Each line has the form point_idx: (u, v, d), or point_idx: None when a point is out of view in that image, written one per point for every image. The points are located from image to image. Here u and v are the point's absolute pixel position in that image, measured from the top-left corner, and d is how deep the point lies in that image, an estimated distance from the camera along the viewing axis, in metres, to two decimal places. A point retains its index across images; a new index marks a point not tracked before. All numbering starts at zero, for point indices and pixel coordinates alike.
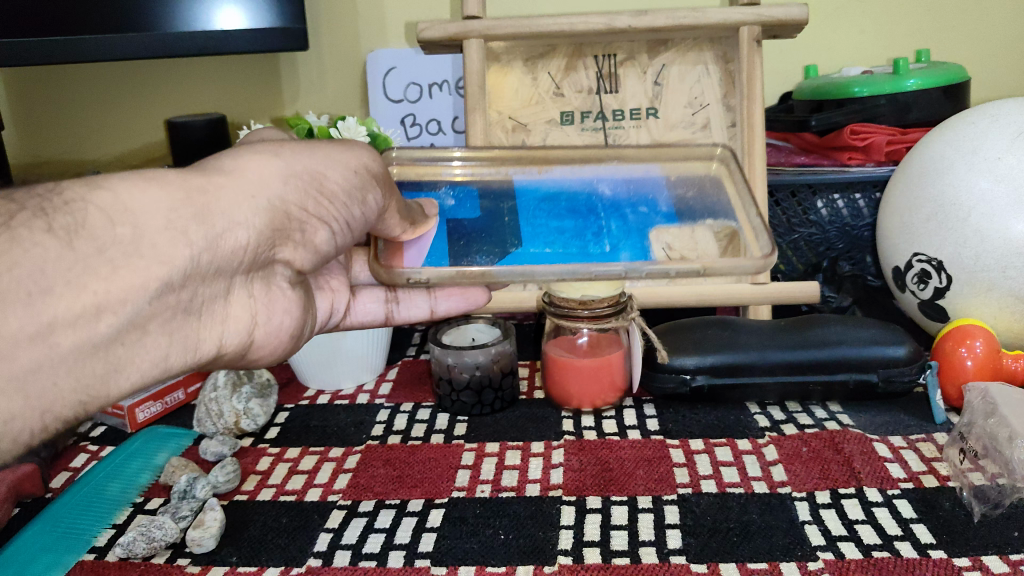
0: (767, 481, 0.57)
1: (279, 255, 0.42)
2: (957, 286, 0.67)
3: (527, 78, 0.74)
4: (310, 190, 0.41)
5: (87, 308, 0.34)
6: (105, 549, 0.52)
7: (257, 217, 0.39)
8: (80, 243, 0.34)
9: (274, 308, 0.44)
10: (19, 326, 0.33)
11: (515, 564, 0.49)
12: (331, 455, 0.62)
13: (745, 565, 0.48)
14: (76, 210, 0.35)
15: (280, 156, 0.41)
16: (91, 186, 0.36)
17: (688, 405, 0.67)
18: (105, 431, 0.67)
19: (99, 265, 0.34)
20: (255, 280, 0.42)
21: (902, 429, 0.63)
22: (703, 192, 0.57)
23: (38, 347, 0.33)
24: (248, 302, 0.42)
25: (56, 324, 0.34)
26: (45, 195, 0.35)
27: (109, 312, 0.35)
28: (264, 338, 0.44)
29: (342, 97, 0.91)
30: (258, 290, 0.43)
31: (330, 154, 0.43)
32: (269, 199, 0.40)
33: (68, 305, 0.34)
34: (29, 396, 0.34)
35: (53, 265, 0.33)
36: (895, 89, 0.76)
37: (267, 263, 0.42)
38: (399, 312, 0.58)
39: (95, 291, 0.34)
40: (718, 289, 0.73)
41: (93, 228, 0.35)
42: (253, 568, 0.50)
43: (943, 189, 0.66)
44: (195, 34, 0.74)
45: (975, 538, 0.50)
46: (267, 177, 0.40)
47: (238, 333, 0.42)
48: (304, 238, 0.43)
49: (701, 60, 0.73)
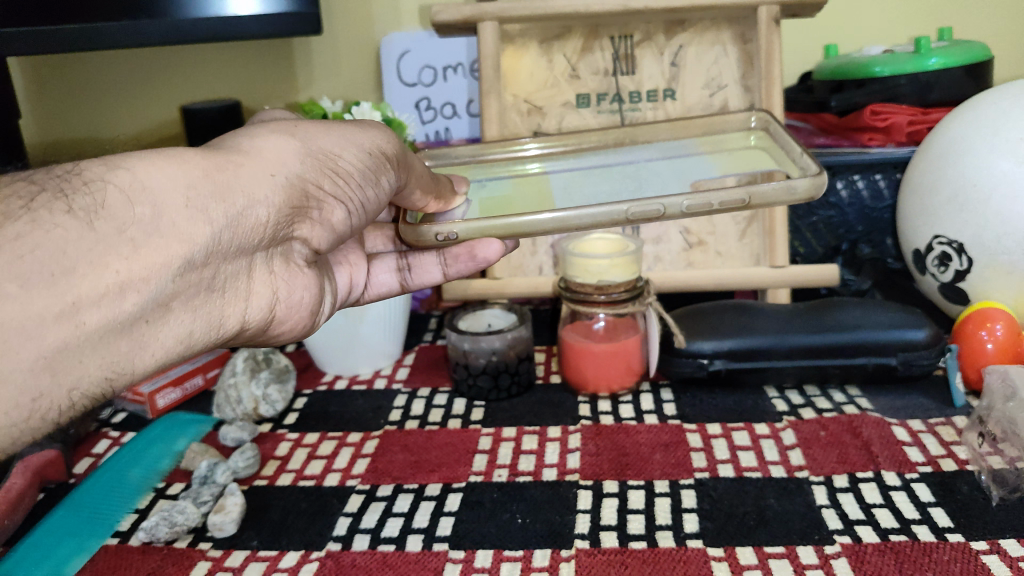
0: (785, 465, 0.57)
1: (298, 234, 0.41)
2: (978, 269, 0.66)
3: (542, 61, 0.73)
4: (325, 168, 0.41)
5: (110, 287, 0.33)
6: (128, 535, 0.53)
7: (276, 195, 0.38)
8: (100, 224, 0.33)
9: (293, 285, 0.43)
10: (44, 306, 0.32)
11: (533, 547, 0.49)
12: (350, 440, 0.63)
13: (762, 549, 0.48)
14: (97, 190, 0.33)
15: (296, 136, 0.40)
16: (110, 166, 0.34)
17: (706, 389, 0.67)
18: (127, 417, 0.68)
19: (120, 244, 0.33)
20: (277, 257, 0.41)
21: (921, 412, 0.62)
22: (744, 155, 0.56)
23: (64, 326, 0.32)
24: (268, 278, 0.41)
25: (80, 304, 0.32)
26: (64, 175, 0.34)
27: (133, 290, 0.34)
28: (285, 314, 0.43)
29: (357, 82, 0.91)
30: (278, 267, 0.41)
31: (343, 134, 0.42)
32: (289, 176, 0.39)
33: (92, 286, 0.33)
34: (56, 373, 0.33)
35: (74, 246, 0.32)
36: (917, 68, 0.74)
37: (287, 241, 0.41)
38: (412, 279, 0.55)
39: (118, 270, 0.33)
40: (737, 274, 0.72)
41: (113, 210, 0.33)
42: (274, 552, 0.50)
43: (964, 170, 0.65)
44: (210, 19, 0.74)
45: (992, 521, 0.49)
46: (284, 156, 0.39)
47: (261, 308, 0.41)
48: (322, 216, 0.42)
49: (718, 40, 0.72)
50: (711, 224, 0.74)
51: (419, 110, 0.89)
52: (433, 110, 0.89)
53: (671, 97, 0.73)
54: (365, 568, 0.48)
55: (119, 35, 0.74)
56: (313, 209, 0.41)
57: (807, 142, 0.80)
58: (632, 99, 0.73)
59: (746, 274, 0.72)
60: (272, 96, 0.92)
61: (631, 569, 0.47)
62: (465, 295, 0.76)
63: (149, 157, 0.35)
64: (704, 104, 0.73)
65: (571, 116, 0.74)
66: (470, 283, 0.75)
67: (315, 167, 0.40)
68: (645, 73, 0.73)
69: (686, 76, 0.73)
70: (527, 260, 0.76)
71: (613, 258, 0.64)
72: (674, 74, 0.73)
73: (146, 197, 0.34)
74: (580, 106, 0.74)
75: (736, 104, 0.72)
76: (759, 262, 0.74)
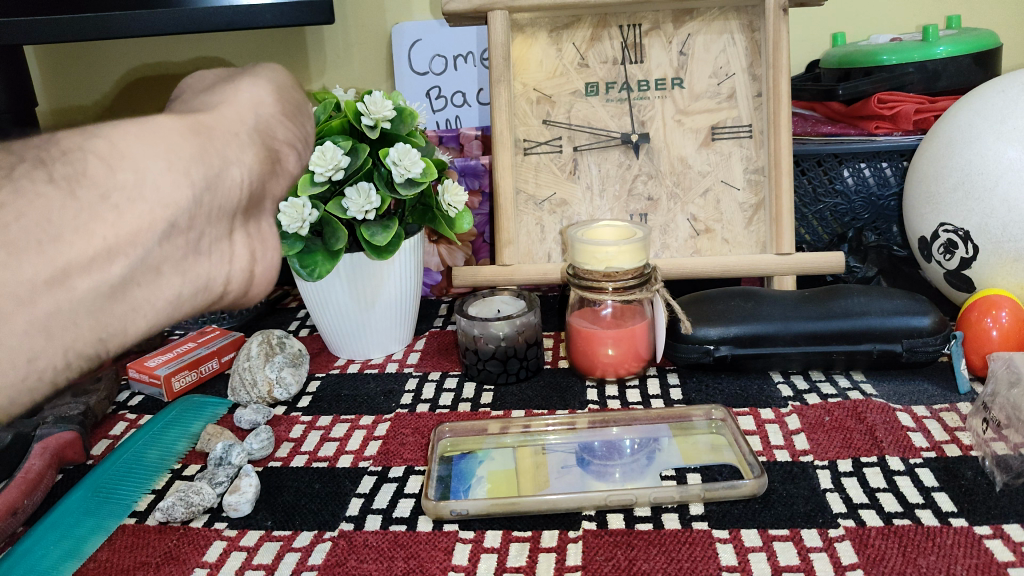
0: (789, 450, 0.58)
1: (266, 191, 0.39)
2: (984, 257, 0.67)
3: (552, 49, 0.74)
4: (278, 112, 0.39)
5: (99, 252, 0.30)
6: (145, 515, 0.54)
7: (245, 154, 0.36)
8: (83, 192, 0.30)
9: (265, 244, 0.40)
10: (32, 273, 0.28)
11: (540, 529, 0.50)
12: (362, 423, 0.64)
13: (767, 531, 0.49)
14: (76, 160, 0.30)
15: (236, 96, 0.38)
16: (87, 135, 0.32)
17: (712, 374, 0.68)
18: (143, 400, 0.69)
19: (105, 210, 0.30)
20: (252, 215, 0.39)
21: (926, 398, 0.63)
22: None
23: (56, 292, 0.29)
24: (243, 239, 0.38)
25: (71, 269, 0.29)
26: (41, 145, 0.31)
27: (121, 253, 0.31)
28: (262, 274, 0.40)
29: (369, 72, 0.92)
30: (248, 229, 0.39)
31: (247, 83, 0.39)
32: (249, 133, 0.37)
33: (81, 249, 0.29)
34: (53, 333, 0.30)
35: (58, 213, 0.29)
36: (924, 56, 0.76)
37: (257, 201, 0.39)
38: None
39: (105, 236, 0.30)
40: (743, 261, 0.73)
41: (95, 177, 0.30)
42: (288, 532, 0.51)
43: (971, 158, 0.66)
44: (222, 9, 0.76)
45: (995, 506, 0.50)
46: (240, 113, 0.37)
47: (243, 271, 0.38)
48: (282, 168, 0.39)
49: (726, 29, 0.72)
50: (718, 212, 0.75)
51: (430, 98, 0.90)
52: (444, 98, 0.90)
53: (678, 86, 0.74)
54: (377, 548, 0.49)
55: (131, 25, 0.76)
56: (280, 159, 0.39)
57: (813, 130, 0.79)
58: (641, 88, 0.74)
59: (753, 261, 0.72)
60: None
61: (637, 549, 0.48)
62: (475, 282, 0.76)
63: (123, 127, 0.32)
64: (712, 92, 0.73)
65: (581, 105, 0.75)
66: (479, 269, 0.76)
67: (270, 117, 0.39)
68: (654, 62, 0.74)
69: (693, 65, 0.73)
70: (536, 247, 0.76)
71: (621, 245, 0.64)
72: (682, 63, 0.73)
73: (127, 161, 0.31)
74: (589, 95, 0.75)
75: (743, 92, 0.73)
76: (765, 249, 0.74)
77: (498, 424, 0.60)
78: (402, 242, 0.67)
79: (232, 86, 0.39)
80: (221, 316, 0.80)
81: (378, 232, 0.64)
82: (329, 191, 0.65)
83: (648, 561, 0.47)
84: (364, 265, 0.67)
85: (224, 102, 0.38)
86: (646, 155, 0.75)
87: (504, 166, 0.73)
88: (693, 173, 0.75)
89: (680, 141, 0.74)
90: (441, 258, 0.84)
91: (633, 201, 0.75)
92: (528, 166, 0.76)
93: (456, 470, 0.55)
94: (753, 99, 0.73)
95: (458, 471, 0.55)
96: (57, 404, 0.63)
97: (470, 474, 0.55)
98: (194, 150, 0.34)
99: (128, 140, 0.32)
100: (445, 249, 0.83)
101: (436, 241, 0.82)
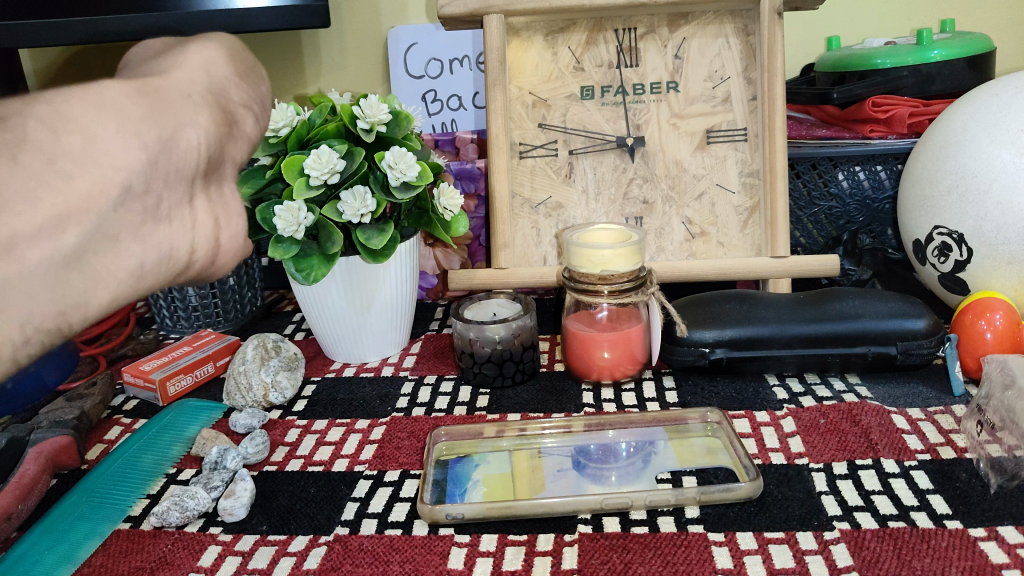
0: (785, 452, 0.58)
1: (228, 156, 0.38)
2: (978, 260, 0.67)
3: (548, 53, 0.74)
4: (233, 76, 0.38)
5: (49, 219, 0.29)
6: (140, 519, 0.54)
7: (203, 114, 0.35)
8: (25, 156, 0.28)
9: (234, 213, 0.40)
10: None
11: (536, 532, 0.50)
12: (357, 427, 0.64)
13: (762, 534, 0.49)
14: (16, 126, 0.29)
15: (182, 59, 0.37)
16: (28, 101, 0.30)
17: (707, 377, 0.68)
18: (138, 404, 0.69)
19: (53, 175, 0.29)
20: (216, 179, 0.38)
21: (921, 401, 0.63)
22: None
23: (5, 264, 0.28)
24: (209, 207, 0.38)
25: (17, 239, 0.28)
26: None
27: (73, 222, 0.30)
28: (230, 242, 0.40)
29: (364, 76, 0.93)
30: (215, 195, 0.39)
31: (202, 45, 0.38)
32: (204, 92, 0.36)
33: (29, 219, 0.28)
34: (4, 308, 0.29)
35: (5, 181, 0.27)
36: (918, 60, 0.76)
37: (220, 164, 0.38)
38: None
39: (54, 202, 0.29)
40: (738, 263, 0.73)
41: (38, 142, 0.29)
42: (284, 536, 0.51)
43: (965, 161, 0.66)
44: (218, 13, 0.76)
45: (990, 508, 0.50)
46: (192, 73, 0.36)
47: (208, 238, 0.38)
48: (243, 129, 0.39)
49: (721, 33, 0.73)
50: (713, 215, 0.75)
51: (426, 101, 0.90)
52: (439, 101, 0.89)
53: (674, 89, 0.74)
54: (372, 551, 0.49)
55: (125, 28, 0.76)
56: (239, 125, 0.38)
57: (808, 134, 0.79)
58: (636, 91, 0.74)
59: (748, 264, 0.73)
60: (278, 89, 0.94)
61: (633, 552, 0.48)
62: (471, 285, 0.76)
63: (67, 94, 0.31)
64: (706, 96, 0.74)
65: (576, 109, 0.75)
66: (475, 273, 0.76)
67: (224, 78, 0.38)
68: (649, 66, 0.74)
69: (689, 69, 0.73)
70: (532, 250, 0.76)
71: (616, 248, 0.64)
72: (678, 67, 0.73)
73: (71, 123, 0.30)
74: (585, 99, 0.75)
75: (738, 96, 0.73)
76: (760, 252, 0.74)
77: (494, 427, 0.60)
78: (397, 245, 0.67)
79: (182, 48, 0.38)
80: (217, 320, 0.80)
81: (373, 236, 0.64)
82: (326, 195, 0.64)
83: (644, 565, 0.47)
84: (359, 268, 0.67)
85: (175, 66, 0.36)
86: (641, 158, 0.75)
87: (499, 169, 0.73)
88: (688, 177, 0.75)
89: (675, 145, 0.75)
90: (437, 262, 0.82)
91: (629, 204, 0.76)
92: (524, 169, 0.76)
93: (452, 474, 0.55)
94: (748, 102, 0.73)
95: (454, 474, 0.55)
96: (52, 409, 0.63)
97: (465, 478, 0.55)
98: (144, 112, 0.32)
99: (74, 106, 0.30)
100: (441, 252, 0.82)
101: (432, 245, 0.81)
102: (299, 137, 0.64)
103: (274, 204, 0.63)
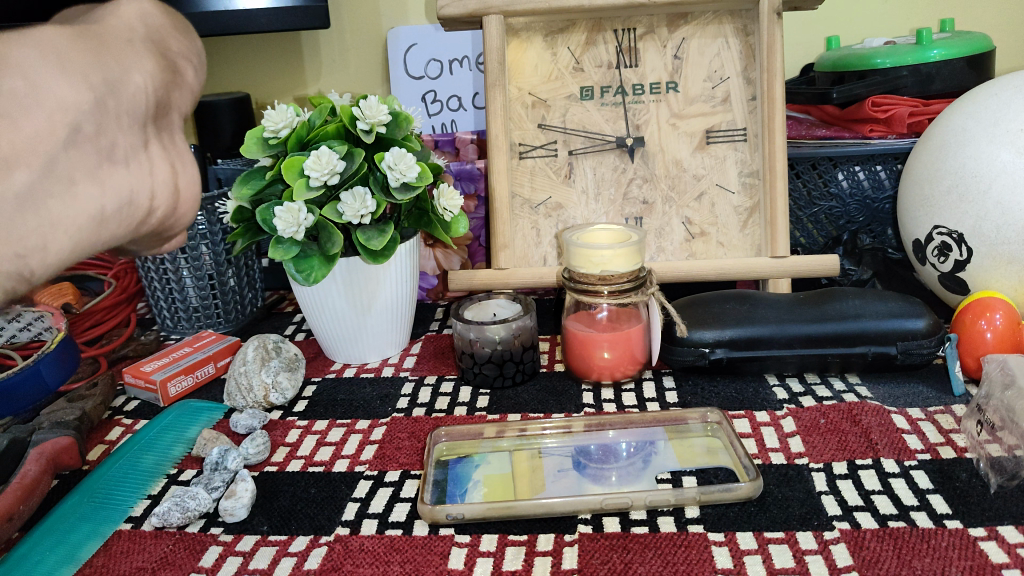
0: (784, 452, 0.58)
1: (174, 105, 0.33)
2: (978, 259, 0.67)
3: (547, 54, 0.74)
4: (167, 23, 0.33)
5: None
6: (142, 519, 0.54)
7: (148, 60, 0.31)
8: None
9: (183, 162, 0.34)
10: None
11: (536, 532, 0.51)
12: (358, 427, 0.64)
13: (761, 534, 0.49)
14: None
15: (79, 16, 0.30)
16: None
17: (707, 377, 0.68)
18: (139, 405, 0.69)
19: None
20: (163, 124, 0.32)
21: (921, 400, 0.63)
22: None
23: None
24: (162, 154, 0.32)
25: None
26: None
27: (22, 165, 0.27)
28: (174, 198, 0.33)
29: (364, 77, 0.93)
30: (155, 144, 0.32)
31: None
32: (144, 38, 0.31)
33: None
34: None
35: None
36: (918, 60, 0.76)
37: (165, 109, 0.32)
38: None
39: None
40: (738, 263, 0.73)
41: None
42: (284, 536, 0.51)
43: (965, 160, 0.66)
44: (218, 14, 0.76)
45: (990, 508, 0.50)
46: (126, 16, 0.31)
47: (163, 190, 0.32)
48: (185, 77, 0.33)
49: (720, 33, 0.73)
50: (713, 215, 0.75)
51: (426, 102, 0.90)
52: (439, 102, 0.89)
53: (673, 90, 0.74)
54: (373, 552, 0.49)
55: None
56: (181, 74, 0.33)
57: (808, 134, 0.79)
58: (636, 92, 0.74)
59: (748, 264, 0.73)
60: (279, 90, 0.94)
61: (634, 552, 0.48)
62: (471, 286, 0.76)
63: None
64: (706, 96, 0.74)
65: (576, 109, 0.75)
66: (475, 273, 0.76)
67: (161, 27, 0.32)
68: (649, 66, 0.74)
69: (688, 69, 0.74)
70: (532, 251, 0.76)
71: (616, 248, 0.64)
72: (677, 67, 0.74)
73: (10, 64, 0.26)
74: (585, 99, 0.75)
75: (738, 96, 0.73)
76: (760, 252, 0.74)
77: (494, 428, 0.60)
78: (398, 246, 0.67)
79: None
80: (218, 321, 0.80)
81: (373, 237, 0.64)
82: (326, 196, 0.65)
83: (644, 565, 0.47)
84: (359, 269, 0.67)
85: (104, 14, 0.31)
86: (641, 159, 0.75)
87: (499, 169, 0.74)
88: (688, 177, 0.75)
89: (675, 145, 0.75)
90: (437, 263, 0.82)
91: (629, 205, 0.76)
92: (524, 169, 0.76)
93: (452, 475, 0.55)
94: (748, 102, 0.73)
95: (454, 475, 0.55)
96: (53, 410, 0.63)
97: (466, 478, 0.55)
98: (88, 55, 0.28)
99: (13, 50, 0.26)
100: (440, 252, 0.82)
101: (432, 245, 0.81)
102: (299, 138, 0.64)
103: (274, 205, 0.63)
